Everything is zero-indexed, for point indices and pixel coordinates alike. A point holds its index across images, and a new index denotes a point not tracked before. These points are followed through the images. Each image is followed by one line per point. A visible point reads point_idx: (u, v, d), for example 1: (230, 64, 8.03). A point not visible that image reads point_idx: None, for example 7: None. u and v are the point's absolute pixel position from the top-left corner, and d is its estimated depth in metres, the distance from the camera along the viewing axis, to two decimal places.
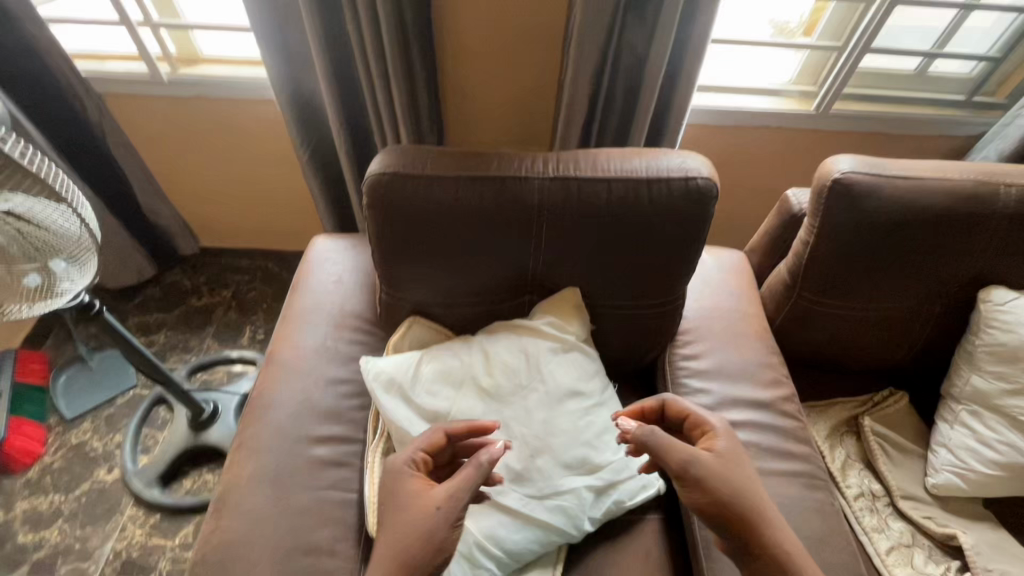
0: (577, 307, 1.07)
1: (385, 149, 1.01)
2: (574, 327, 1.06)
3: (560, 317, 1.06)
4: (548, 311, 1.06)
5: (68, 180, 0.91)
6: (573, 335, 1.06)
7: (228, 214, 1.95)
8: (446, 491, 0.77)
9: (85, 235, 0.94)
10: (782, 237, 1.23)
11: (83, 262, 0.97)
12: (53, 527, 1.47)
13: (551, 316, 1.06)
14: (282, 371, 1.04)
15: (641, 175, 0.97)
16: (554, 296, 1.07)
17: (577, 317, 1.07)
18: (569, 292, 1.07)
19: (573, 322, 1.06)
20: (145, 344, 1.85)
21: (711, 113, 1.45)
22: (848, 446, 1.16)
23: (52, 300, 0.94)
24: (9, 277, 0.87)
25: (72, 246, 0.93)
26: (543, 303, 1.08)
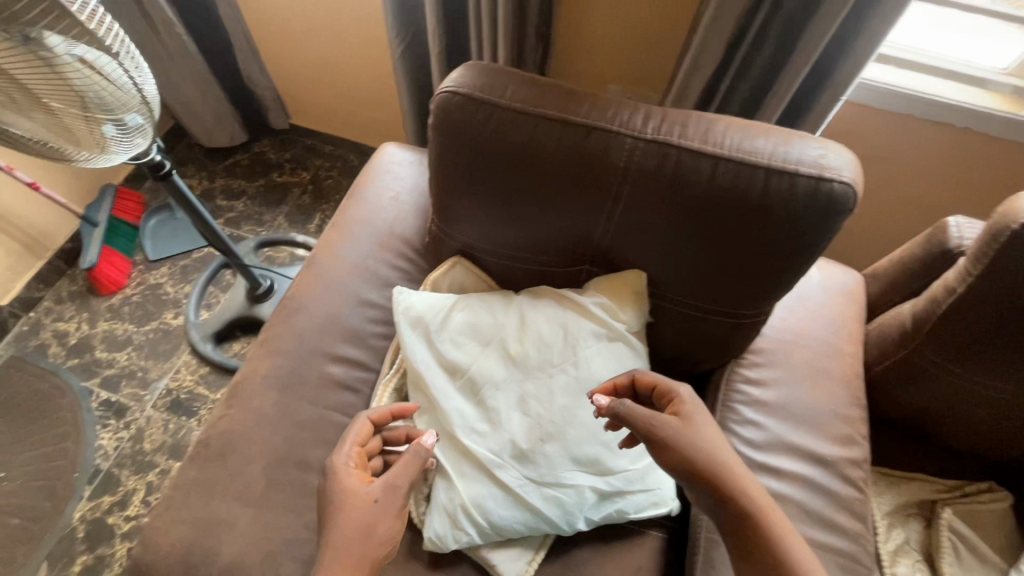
0: (638, 294, 0.93)
1: (467, 64, 0.87)
2: (628, 316, 0.93)
3: (615, 300, 0.92)
4: (603, 290, 0.93)
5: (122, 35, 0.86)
6: (624, 324, 0.93)
7: (319, 96, 1.91)
8: (384, 481, 0.75)
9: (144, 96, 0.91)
10: (919, 274, 0.98)
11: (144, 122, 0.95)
12: (124, 351, 1.65)
13: (605, 296, 0.93)
14: (318, 278, 1.02)
15: (760, 160, 0.77)
16: (616, 274, 0.94)
17: (634, 306, 0.93)
18: (633, 274, 0.92)
19: (629, 310, 0.92)
20: (225, 207, 1.94)
21: (883, 93, 1.15)
22: (909, 531, 0.99)
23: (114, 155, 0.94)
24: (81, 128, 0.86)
25: (144, 109, 0.92)
26: (600, 279, 0.95)
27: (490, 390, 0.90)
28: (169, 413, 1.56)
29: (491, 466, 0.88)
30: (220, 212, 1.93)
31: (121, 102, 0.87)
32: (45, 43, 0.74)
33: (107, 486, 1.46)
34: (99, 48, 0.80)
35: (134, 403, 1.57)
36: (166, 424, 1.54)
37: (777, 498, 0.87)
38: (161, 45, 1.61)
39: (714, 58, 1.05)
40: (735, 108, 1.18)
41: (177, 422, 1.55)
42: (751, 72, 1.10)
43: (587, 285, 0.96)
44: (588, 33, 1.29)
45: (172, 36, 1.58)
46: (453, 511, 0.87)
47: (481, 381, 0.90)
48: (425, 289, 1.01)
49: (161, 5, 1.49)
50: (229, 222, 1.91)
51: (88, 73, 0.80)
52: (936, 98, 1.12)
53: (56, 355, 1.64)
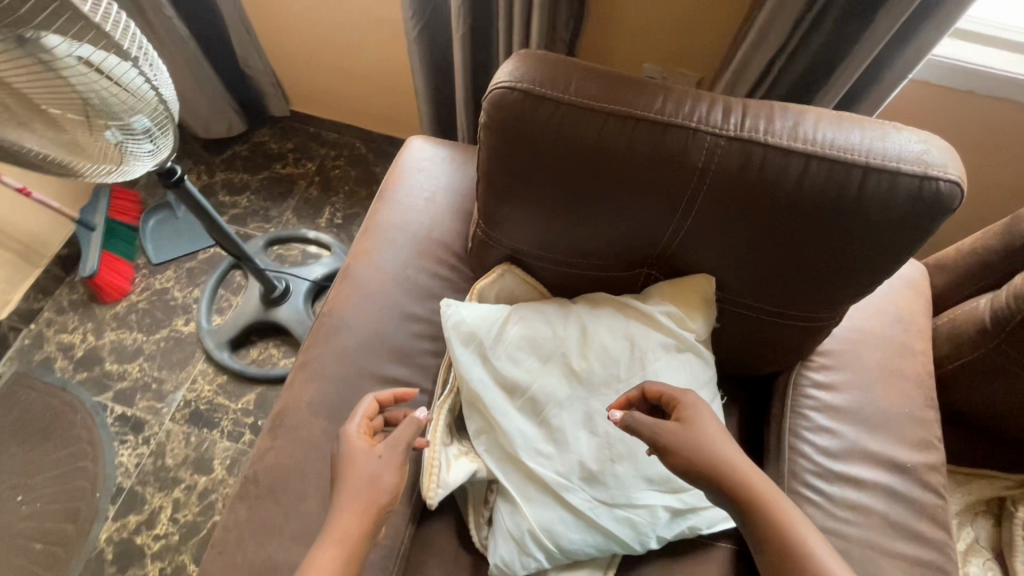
0: (707, 300, 0.87)
1: (521, 54, 0.78)
2: (696, 324, 0.87)
3: (683, 308, 0.86)
4: (667, 297, 0.87)
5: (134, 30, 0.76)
6: (692, 333, 0.87)
7: (321, 80, 1.78)
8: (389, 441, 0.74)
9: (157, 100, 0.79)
10: (997, 266, 0.93)
11: (158, 129, 0.84)
12: (135, 363, 1.57)
13: (671, 304, 0.87)
14: (357, 292, 0.95)
15: (855, 158, 0.70)
16: (681, 279, 0.87)
17: (703, 313, 0.87)
18: (703, 279, 0.86)
19: (697, 318, 0.87)
20: (229, 203, 1.83)
21: (944, 69, 1.08)
22: (978, 528, 0.98)
23: (125, 168, 0.84)
24: (86, 136, 0.76)
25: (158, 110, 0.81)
26: (664, 285, 0.88)
27: (554, 409, 0.85)
28: (189, 426, 1.50)
29: (559, 489, 0.83)
30: (224, 209, 1.82)
31: (129, 106, 0.76)
32: (44, 43, 0.64)
33: (132, 505, 1.40)
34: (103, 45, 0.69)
35: (152, 417, 1.50)
36: (187, 437, 1.48)
37: (856, 509, 0.84)
38: (150, 28, 1.49)
39: (777, 37, 0.97)
40: (788, 90, 1.10)
41: (198, 434, 1.49)
42: (810, 50, 1.02)
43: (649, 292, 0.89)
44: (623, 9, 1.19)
45: (161, 17, 1.46)
46: (520, 537, 0.82)
47: (544, 400, 0.85)
48: (472, 299, 0.94)
49: None
50: (234, 219, 1.81)
51: (91, 75, 0.70)
52: (995, 71, 1.06)
53: (63, 370, 1.55)
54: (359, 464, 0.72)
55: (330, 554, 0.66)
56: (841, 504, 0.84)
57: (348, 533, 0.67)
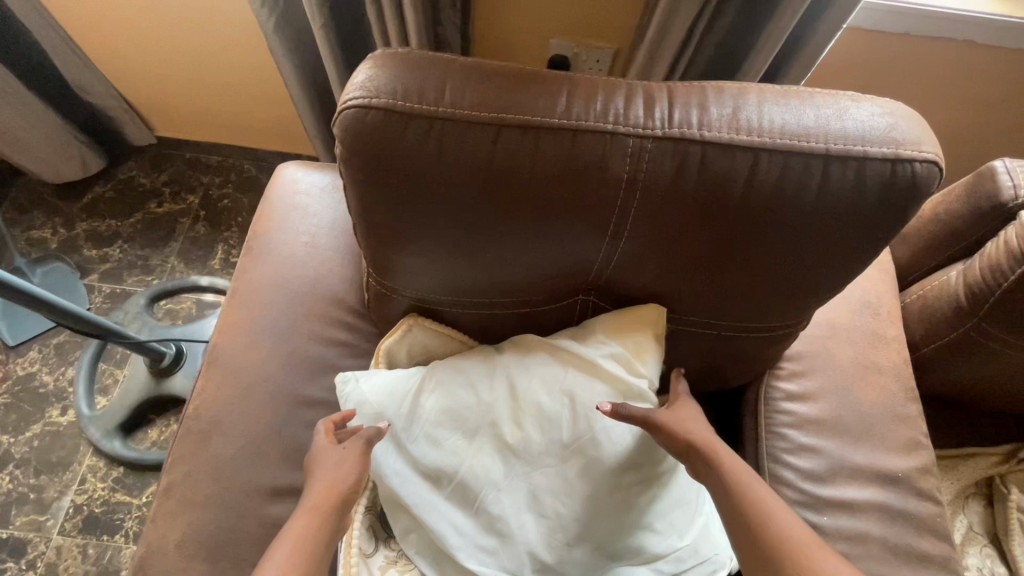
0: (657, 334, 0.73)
1: (376, 56, 0.59)
2: (648, 366, 0.72)
3: (629, 347, 0.71)
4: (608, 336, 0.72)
5: None
6: (643, 374, 0.72)
7: (183, 98, 1.50)
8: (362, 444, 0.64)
9: None
10: (963, 233, 0.83)
11: None
12: (4, 472, 1.30)
13: (613, 343, 0.72)
14: (228, 382, 0.74)
15: (812, 145, 0.56)
16: (623, 312, 0.73)
17: (654, 351, 0.72)
18: (650, 309, 0.71)
19: (647, 359, 0.72)
20: (97, 258, 1.54)
21: (883, 13, 0.98)
22: (971, 514, 0.92)
23: None
24: None
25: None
26: (604, 320, 0.73)
27: (491, 495, 0.68)
28: (85, 536, 1.25)
29: None
30: (92, 266, 1.53)
31: None
32: None
33: None
34: None
35: (35, 535, 1.25)
36: (84, 551, 1.24)
37: (852, 538, 0.74)
38: None
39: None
40: (711, 55, 0.95)
41: (97, 544, 1.24)
42: (731, 9, 0.87)
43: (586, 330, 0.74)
44: None
45: None
46: None
47: (476, 485, 0.68)
48: (379, 365, 0.76)
49: None
50: (106, 276, 1.52)
51: None
52: (932, 7, 0.98)
53: None
54: (325, 457, 0.63)
55: (303, 530, 0.57)
56: (835, 536, 0.74)
57: (321, 502, 0.59)
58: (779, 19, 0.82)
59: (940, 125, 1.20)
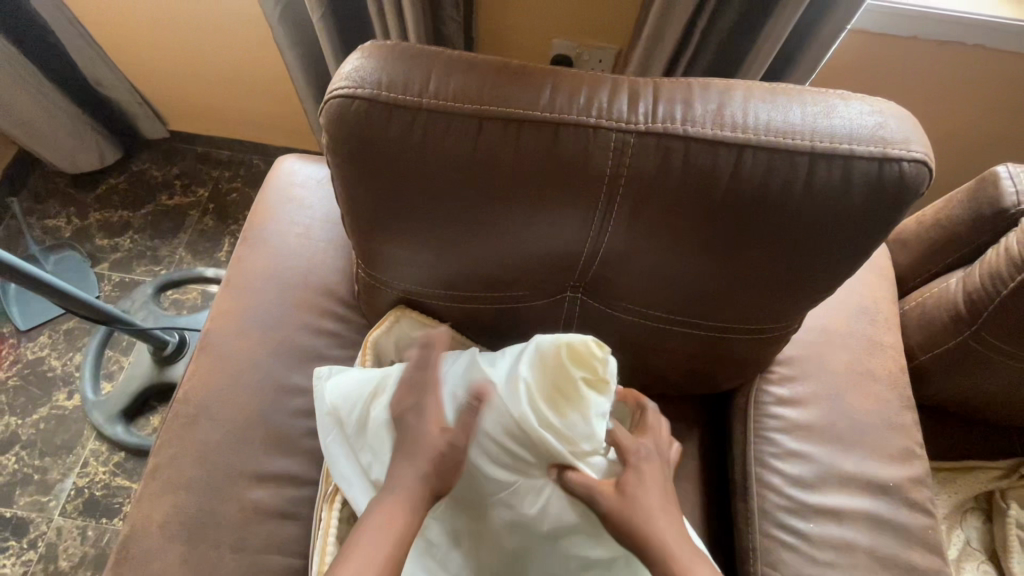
0: (594, 372, 0.62)
1: (365, 47, 0.60)
2: (583, 411, 0.62)
3: (556, 386, 0.62)
4: (537, 368, 0.63)
5: None
6: (576, 420, 0.62)
7: (194, 93, 1.53)
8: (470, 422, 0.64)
9: None
10: (963, 241, 0.82)
11: None
12: (10, 452, 1.33)
13: (540, 379, 0.63)
14: (218, 368, 0.76)
15: (797, 141, 0.56)
16: (558, 341, 0.63)
17: (591, 391, 0.63)
18: (588, 345, 0.62)
19: (581, 401, 0.62)
20: (108, 248, 1.58)
21: (891, 15, 0.97)
22: (969, 529, 0.89)
23: None
24: None
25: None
26: (536, 351, 0.64)
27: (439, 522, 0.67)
28: (84, 518, 1.28)
29: None
30: (102, 255, 1.57)
31: None
32: None
33: None
34: None
35: (37, 515, 1.28)
36: (83, 533, 1.26)
37: (838, 547, 0.72)
38: None
39: None
40: (711, 55, 0.95)
41: (96, 526, 1.27)
42: (730, 9, 0.86)
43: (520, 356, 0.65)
44: None
45: None
46: None
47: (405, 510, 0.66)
48: (365, 357, 0.76)
49: None
50: (116, 265, 1.56)
51: None
52: (942, 11, 0.96)
53: None
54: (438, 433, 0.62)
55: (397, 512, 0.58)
56: (821, 544, 0.72)
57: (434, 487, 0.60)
58: (780, 19, 0.81)
59: (950, 132, 1.18)
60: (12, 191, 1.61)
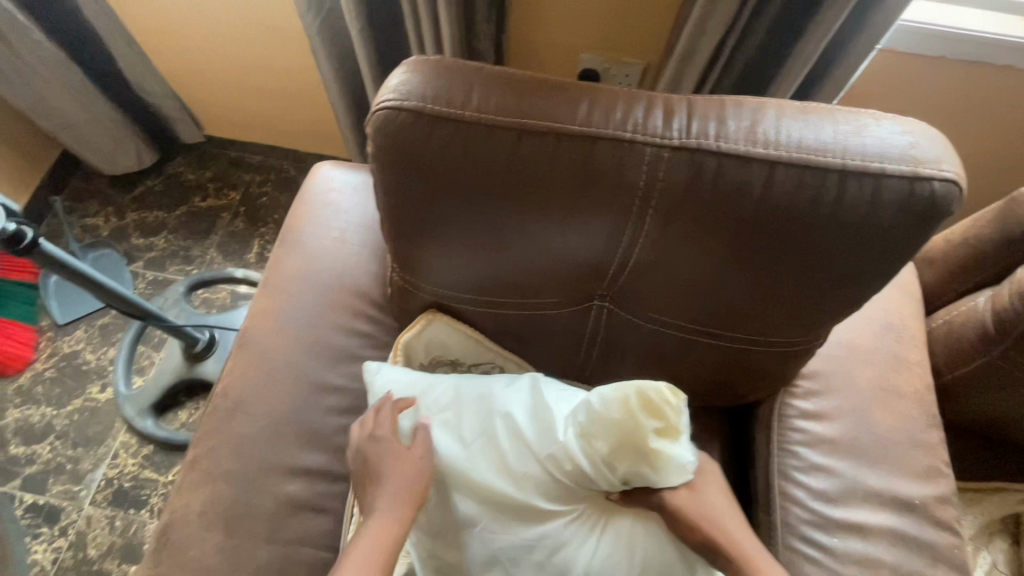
0: (667, 421, 0.64)
1: (411, 61, 0.63)
2: (654, 456, 0.65)
3: (627, 433, 0.64)
4: (609, 418, 0.64)
5: None
6: (642, 464, 0.65)
7: (231, 99, 1.59)
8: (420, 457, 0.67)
9: None
10: (993, 260, 0.81)
11: None
12: (45, 442, 1.38)
13: (610, 428, 0.64)
14: (255, 364, 0.79)
15: (831, 159, 0.57)
16: (629, 388, 0.64)
17: (662, 437, 0.65)
18: (663, 393, 0.63)
19: (652, 449, 0.64)
20: (143, 247, 1.63)
21: (922, 35, 0.97)
22: (996, 551, 0.88)
23: None
24: None
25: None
26: (604, 398, 0.65)
27: (439, 542, 0.69)
28: (113, 508, 1.31)
29: None
30: (138, 254, 1.63)
31: None
32: None
33: None
34: None
35: (68, 503, 1.32)
36: (111, 523, 1.30)
37: (862, 563, 0.72)
38: (17, 57, 1.28)
39: (726, 15, 0.83)
40: (739, 72, 0.96)
41: (124, 517, 1.31)
42: (760, 26, 0.88)
43: (588, 400, 0.67)
44: None
45: (28, 43, 1.26)
46: None
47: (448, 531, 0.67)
48: (395, 356, 0.79)
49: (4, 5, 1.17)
50: (150, 264, 1.61)
51: None
52: (973, 31, 0.96)
53: None
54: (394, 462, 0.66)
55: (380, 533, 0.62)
56: (844, 559, 0.72)
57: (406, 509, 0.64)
58: (812, 38, 0.83)
59: (978, 150, 1.18)
60: (55, 190, 1.68)
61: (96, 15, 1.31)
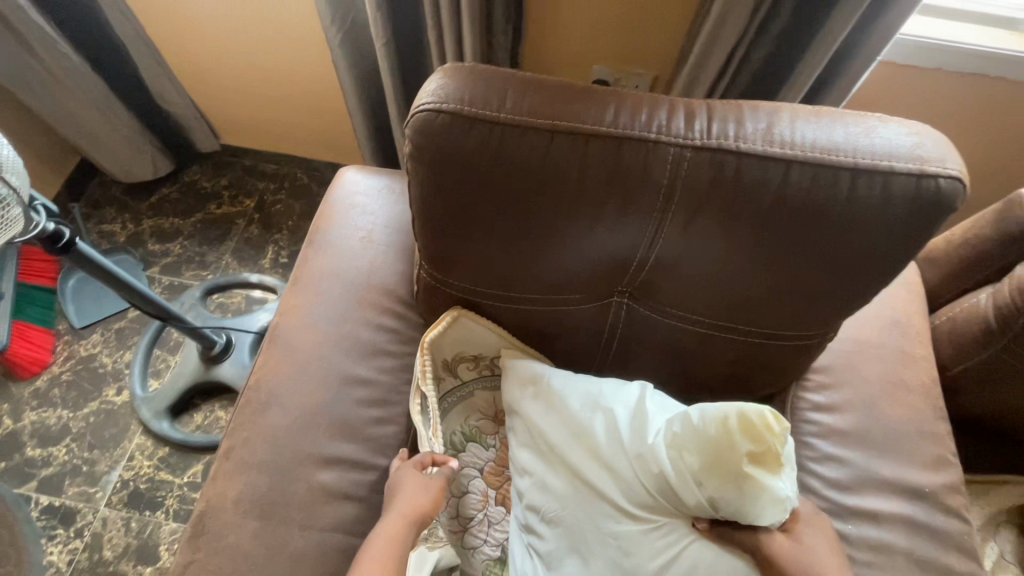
0: (766, 447, 0.64)
1: (446, 68, 0.66)
2: (746, 484, 0.65)
3: (717, 453, 0.65)
4: (704, 434, 0.66)
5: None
6: (735, 491, 0.65)
7: (248, 109, 1.63)
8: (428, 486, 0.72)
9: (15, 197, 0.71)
10: (994, 257, 0.85)
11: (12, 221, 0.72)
12: (61, 444, 1.39)
13: (703, 444, 0.66)
14: (287, 357, 0.81)
15: (844, 158, 0.61)
16: (729, 409, 0.65)
17: (757, 464, 0.65)
18: (760, 419, 0.63)
19: (746, 476, 0.64)
20: (159, 252, 1.66)
21: (917, 48, 1.03)
22: (1003, 542, 0.91)
23: None
24: None
25: (28, 195, 0.74)
26: (702, 415, 0.67)
27: (533, 514, 0.75)
28: (128, 510, 1.32)
29: None
30: (154, 259, 1.65)
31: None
32: None
33: None
34: None
35: (84, 505, 1.32)
36: (126, 524, 1.31)
37: (877, 548, 0.75)
38: (43, 67, 1.32)
39: (735, 26, 0.87)
40: (746, 81, 1.01)
41: (139, 518, 1.32)
42: (767, 39, 0.93)
43: (687, 412, 0.70)
44: (564, 6, 1.08)
45: (54, 54, 1.30)
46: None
47: (541, 501, 0.74)
48: (425, 356, 0.81)
49: (33, 18, 1.22)
50: (166, 269, 1.64)
51: None
52: (965, 45, 1.02)
53: None
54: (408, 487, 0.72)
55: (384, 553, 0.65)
56: (860, 545, 0.75)
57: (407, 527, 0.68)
58: (817, 48, 0.87)
59: (973, 157, 1.23)
60: (72, 197, 1.71)
61: (122, 27, 1.35)
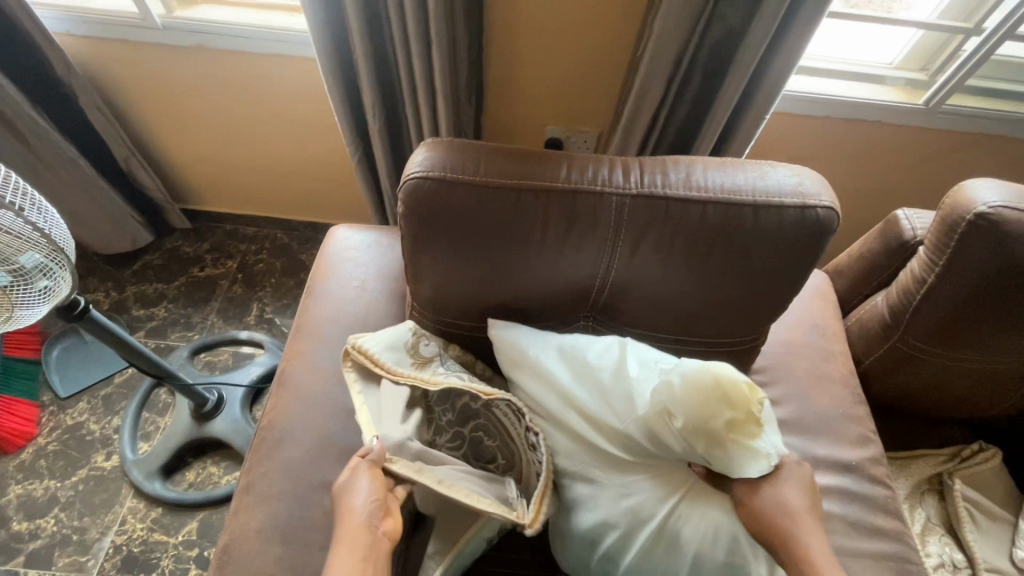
0: (742, 410, 0.75)
1: (428, 142, 0.81)
2: (731, 444, 0.76)
3: (705, 416, 0.75)
4: (691, 397, 0.75)
5: (58, 227, 0.82)
6: (724, 449, 0.76)
7: (232, 178, 1.75)
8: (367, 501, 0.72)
9: (69, 270, 0.85)
10: (885, 266, 1.03)
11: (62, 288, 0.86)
12: (50, 515, 1.39)
13: (690, 406, 0.75)
14: (296, 397, 0.91)
15: (746, 198, 0.78)
16: (712, 374, 0.75)
17: (740, 424, 0.75)
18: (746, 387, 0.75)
19: (732, 436, 0.75)
20: (144, 317, 1.72)
21: (806, 102, 1.26)
22: (928, 507, 1.05)
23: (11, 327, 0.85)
24: None
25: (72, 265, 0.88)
26: (687, 379, 0.76)
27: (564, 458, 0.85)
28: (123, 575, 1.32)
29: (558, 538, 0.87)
30: (139, 324, 1.70)
31: (52, 279, 0.82)
32: None
33: None
34: (48, 253, 0.78)
35: None
36: None
37: None
38: (31, 157, 1.42)
39: (657, 92, 1.07)
40: (674, 135, 1.21)
41: None
42: (687, 101, 1.14)
43: (670, 378, 0.77)
44: (518, 81, 1.28)
45: (44, 145, 1.40)
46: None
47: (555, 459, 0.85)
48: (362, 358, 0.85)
49: (25, 113, 1.33)
50: (152, 333, 1.69)
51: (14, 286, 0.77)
52: (845, 98, 1.25)
53: None
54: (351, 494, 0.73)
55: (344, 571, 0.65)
56: None
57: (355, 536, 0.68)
58: (723, 107, 1.07)
59: (871, 183, 1.46)
60: None
61: (102, 125, 1.48)
